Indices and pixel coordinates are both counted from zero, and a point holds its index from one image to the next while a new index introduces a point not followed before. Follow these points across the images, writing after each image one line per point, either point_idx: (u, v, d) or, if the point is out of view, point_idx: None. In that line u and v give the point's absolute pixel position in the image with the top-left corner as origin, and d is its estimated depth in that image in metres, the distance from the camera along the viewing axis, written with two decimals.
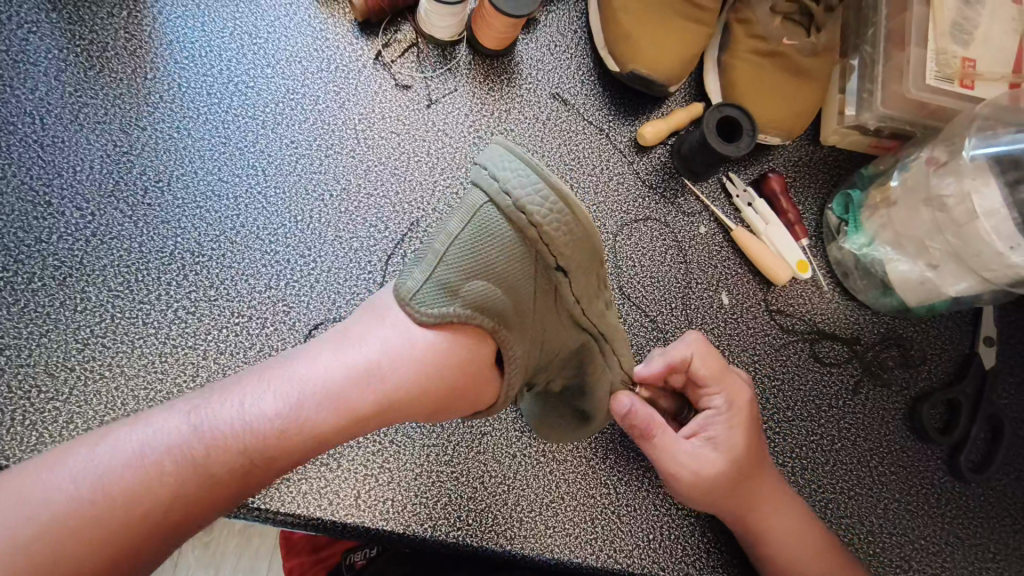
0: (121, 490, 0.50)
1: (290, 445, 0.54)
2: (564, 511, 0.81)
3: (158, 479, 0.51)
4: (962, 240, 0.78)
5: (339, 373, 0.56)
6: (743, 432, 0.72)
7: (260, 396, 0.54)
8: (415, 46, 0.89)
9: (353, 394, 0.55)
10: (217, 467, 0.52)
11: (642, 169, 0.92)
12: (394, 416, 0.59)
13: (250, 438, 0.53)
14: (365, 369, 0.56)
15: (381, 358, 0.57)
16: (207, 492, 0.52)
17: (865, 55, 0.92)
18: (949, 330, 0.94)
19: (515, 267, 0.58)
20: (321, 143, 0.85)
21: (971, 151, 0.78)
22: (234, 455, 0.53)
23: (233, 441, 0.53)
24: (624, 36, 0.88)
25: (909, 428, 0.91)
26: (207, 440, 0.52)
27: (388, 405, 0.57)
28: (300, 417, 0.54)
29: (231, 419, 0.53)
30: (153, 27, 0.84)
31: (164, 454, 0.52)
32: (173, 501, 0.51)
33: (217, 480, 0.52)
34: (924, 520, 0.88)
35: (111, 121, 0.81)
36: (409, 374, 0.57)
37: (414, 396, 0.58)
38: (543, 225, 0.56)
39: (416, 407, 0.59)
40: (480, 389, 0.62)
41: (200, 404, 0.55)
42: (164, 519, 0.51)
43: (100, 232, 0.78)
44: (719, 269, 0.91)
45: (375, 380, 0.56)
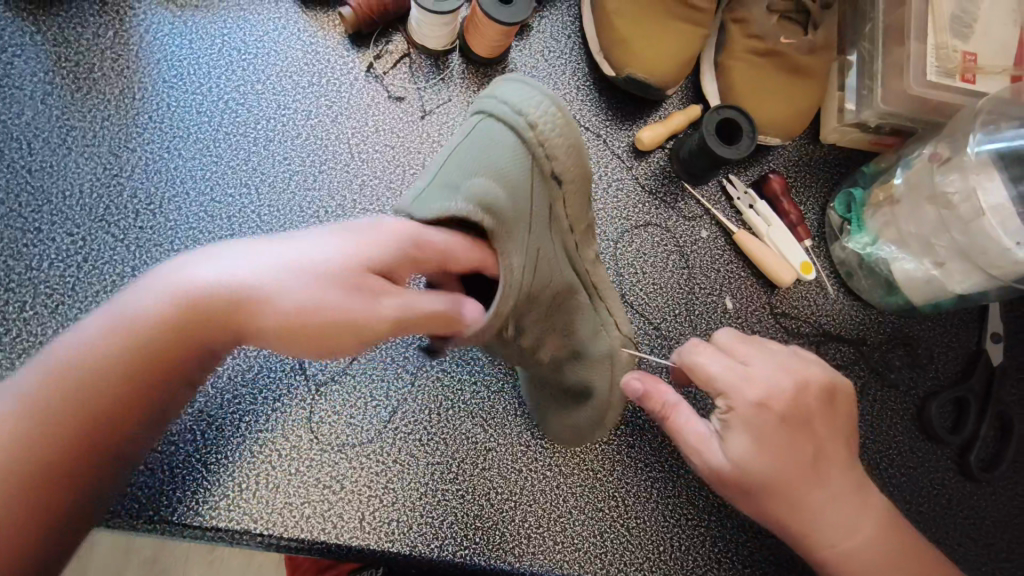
0: (40, 397, 0.50)
1: (200, 343, 0.52)
2: (573, 526, 0.80)
3: (81, 385, 0.50)
4: (968, 237, 0.76)
5: (269, 270, 0.52)
6: (780, 440, 0.62)
7: (178, 294, 0.52)
8: (407, 57, 0.88)
9: (274, 299, 0.52)
10: (131, 367, 0.51)
11: (641, 174, 0.91)
12: (324, 338, 0.54)
13: (166, 333, 0.51)
14: (294, 273, 0.53)
15: (309, 259, 0.53)
16: (124, 387, 0.52)
17: (863, 52, 0.91)
18: (956, 327, 0.93)
19: (520, 171, 0.62)
20: (314, 159, 0.83)
21: (976, 147, 0.78)
22: (146, 348, 0.51)
23: (147, 338, 0.51)
24: (619, 41, 0.86)
25: (918, 428, 0.89)
26: (121, 336, 0.51)
27: (319, 315, 0.53)
28: (213, 312, 0.52)
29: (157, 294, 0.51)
30: (140, 46, 0.83)
31: (96, 342, 0.51)
32: (91, 403, 0.51)
33: (133, 375, 0.52)
34: (937, 522, 0.87)
35: (100, 144, 0.79)
36: (341, 282, 0.53)
37: (345, 306, 0.53)
38: (542, 127, 0.63)
39: (340, 327, 0.54)
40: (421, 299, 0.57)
41: (118, 306, 0.52)
42: (89, 422, 0.51)
43: (91, 258, 0.76)
44: (722, 274, 0.90)
45: (299, 288, 0.52)
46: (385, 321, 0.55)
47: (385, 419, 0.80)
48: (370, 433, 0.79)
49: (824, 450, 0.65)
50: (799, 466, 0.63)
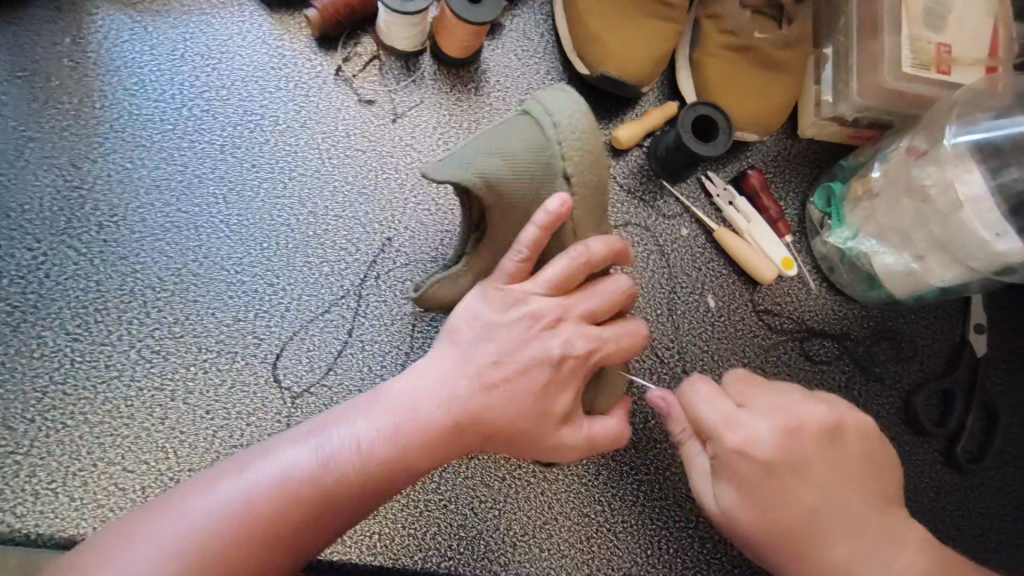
0: (284, 502, 0.51)
1: (396, 478, 0.55)
2: (559, 533, 0.78)
3: (354, 481, 0.53)
4: (946, 230, 0.76)
5: (516, 356, 0.58)
6: (763, 488, 0.61)
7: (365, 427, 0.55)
8: (376, 59, 0.86)
9: (493, 412, 0.57)
10: (355, 483, 0.53)
11: (618, 173, 0.90)
12: (524, 443, 0.60)
13: (378, 457, 0.54)
14: (552, 333, 0.60)
15: (561, 326, 0.60)
16: (368, 498, 0.54)
17: (838, 45, 0.90)
18: (939, 319, 0.92)
19: (536, 157, 0.63)
20: (284, 165, 0.81)
21: (953, 139, 0.77)
22: (383, 468, 0.54)
23: (359, 463, 0.54)
24: (591, 39, 0.85)
25: (905, 422, 0.89)
26: (336, 460, 0.53)
27: (543, 415, 0.59)
28: (405, 451, 0.55)
29: (329, 454, 0.54)
30: (99, 54, 0.80)
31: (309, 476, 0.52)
32: (334, 497, 0.53)
33: (382, 489, 0.55)
34: (925, 516, 0.86)
35: (60, 156, 0.77)
36: (583, 359, 0.61)
37: (583, 371, 0.61)
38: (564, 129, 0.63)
39: (516, 449, 0.60)
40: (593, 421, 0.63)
41: (313, 430, 0.55)
42: (326, 525, 0.53)
43: (53, 273, 0.74)
44: (704, 272, 0.89)
45: (477, 396, 0.57)
46: (563, 432, 0.60)
47: None
48: None
49: (833, 490, 0.62)
50: (808, 514, 0.61)
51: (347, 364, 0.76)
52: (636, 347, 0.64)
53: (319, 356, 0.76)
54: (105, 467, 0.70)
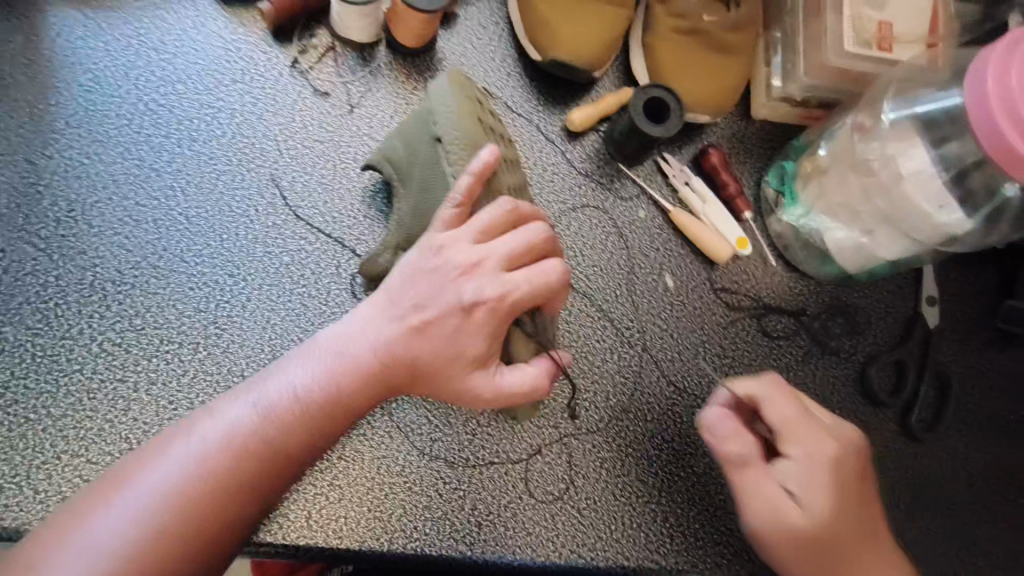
0: (226, 453, 0.57)
1: (336, 416, 0.61)
2: (523, 511, 0.80)
3: (292, 425, 0.60)
4: (890, 202, 0.78)
5: (437, 305, 0.61)
6: (828, 484, 0.69)
7: (302, 374, 0.61)
8: (332, 50, 0.87)
9: (410, 355, 0.61)
10: (292, 426, 0.60)
11: (575, 157, 0.91)
12: (454, 383, 0.62)
13: (315, 401, 0.60)
14: (466, 280, 0.62)
15: (477, 269, 0.63)
16: (317, 438, 0.61)
17: (787, 26, 0.92)
18: (892, 293, 0.95)
19: (428, 146, 0.70)
20: (242, 158, 0.82)
21: (888, 115, 0.80)
22: (321, 407, 0.61)
23: (294, 408, 0.60)
24: (543, 25, 0.86)
25: (860, 393, 0.91)
26: (274, 409, 0.60)
27: (460, 356, 0.62)
28: (338, 391, 0.61)
29: (274, 402, 0.60)
30: (52, 51, 0.80)
31: (261, 429, 0.59)
32: (278, 447, 0.59)
33: (325, 424, 0.61)
34: (881, 483, 0.89)
35: (16, 153, 0.77)
36: (497, 303, 0.62)
37: (505, 316, 0.63)
38: (441, 134, 0.68)
39: (448, 392, 0.63)
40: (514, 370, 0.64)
41: (254, 388, 0.61)
42: (267, 470, 0.58)
43: (12, 269, 0.74)
44: (662, 253, 0.91)
45: (399, 340, 0.61)
46: (474, 374, 0.62)
47: None
48: None
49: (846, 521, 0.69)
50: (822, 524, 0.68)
51: None
52: (550, 281, 0.64)
53: (281, 344, 0.77)
54: (68, 459, 0.71)
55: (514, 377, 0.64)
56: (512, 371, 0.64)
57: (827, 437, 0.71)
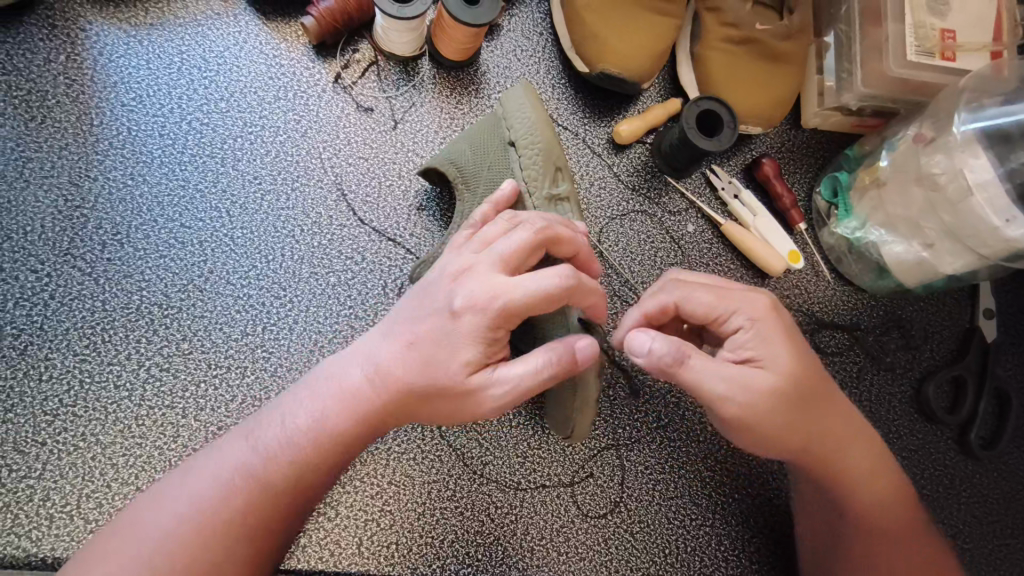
0: (212, 497, 0.55)
1: (327, 450, 0.58)
2: (576, 535, 0.78)
3: (281, 464, 0.57)
4: (956, 217, 0.75)
5: (422, 322, 0.57)
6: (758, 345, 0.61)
7: (294, 410, 0.59)
8: (375, 65, 0.85)
9: (398, 376, 0.57)
10: (280, 464, 0.57)
11: (622, 170, 0.89)
12: (447, 402, 0.58)
13: (305, 437, 0.58)
14: (452, 288, 0.57)
15: (464, 276, 0.57)
16: (308, 475, 0.58)
17: (840, 33, 0.89)
18: (947, 306, 0.92)
19: (499, 150, 0.71)
20: (286, 176, 0.80)
21: (961, 126, 0.76)
22: (320, 442, 0.58)
23: (283, 444, 0.58)
24: (591, 36, 0.84)
25: (916, 411, 0.89)
26: (263, 447, 0.57)
27: (447, 367, 0.56)
28: (328, 424, 0.58)
29: (272, 438, 0.58)
30: (94, 70, 0.79)
31: (258, 463, 0.57)
32: (276, 481, 0.57)
33: (317, 462, 0.58)
34: (939, 503, 0.86)
35: (60, 175, 0.76)
36: (488, 308, 0.55)
37: (502, 319, 0.55)
38: (515, 137, 0.69)
39: (441, 411, 0.58)
40: (518, 359, 0.57)
41: (253, 426, 0.59)
42: (253, 513, 0.55)
43: (59, 294, 0.73)
44: (711, 268, 0.89)
45: (386, 362, 0.58)
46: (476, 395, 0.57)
47: (377, 440, 0.77)
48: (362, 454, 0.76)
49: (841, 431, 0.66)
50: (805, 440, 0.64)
51: None
52: (558, 285, 0.56)
53: None
54: (119, 488, 0.70)
55: (522, 367, 0.57)
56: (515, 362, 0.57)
57: (781, 314, 0.63)
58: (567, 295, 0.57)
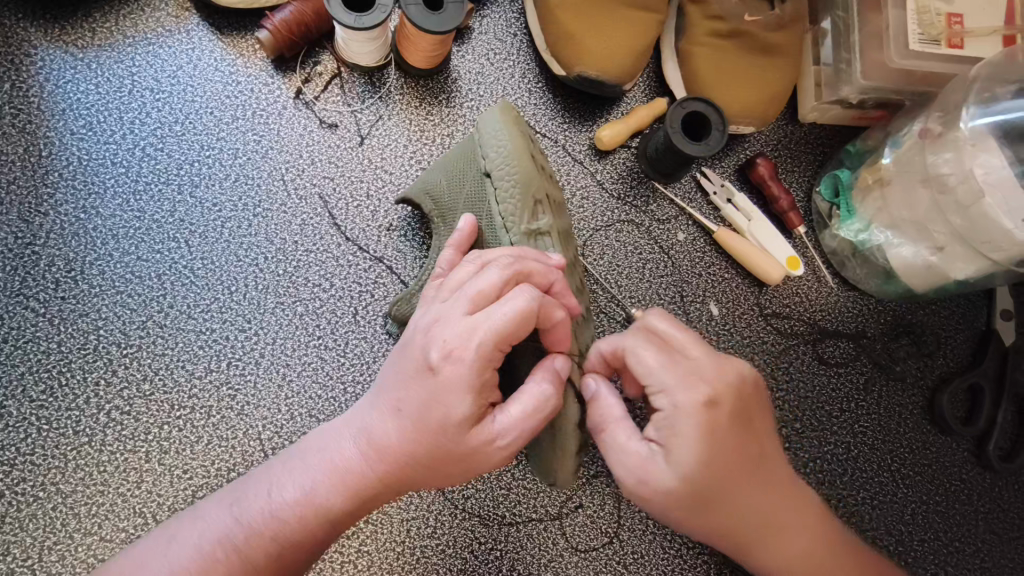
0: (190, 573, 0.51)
1: (315, 526, 0.54)
2: (566, 569, 0.74)
3: (266, 539, 0.53)
4: (966, 220, 0.69)
5: (405, 382, 0.52)
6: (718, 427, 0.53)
7: (282, 480, 0.55)
8: (338, 77, 0.80)
9: (393, 447, 0.53)
10: (262, 538, 0.53)
11: (606, 178, 0.84)
12: (440, 464, 0.53)
13: (291, 510, 0.53)
14: (427, 341, 0.51)
15: (437, 326, 0.52)
16: (293, 550, 0.54)
17: (838, 20, 0.82)
18: (961, 309, 0.86)
19: (475, 180, 0.66)
20: (247, 201, 0.76)
21: (970, 122, 0.69)
22: (308, 515, 0.54)
23: (267, 518, 0.53)
24: (566, 38, 0.78)
25: (930, 422, 0.83)
26: (245, 520, 0.53)
27: (437, 426, 0.51)
28: (318, 498, 0.54)
29: (257, 510, 0.54)
30: (41, 97, 0.75)
31: (241, 536, 0.53)
32: (259, 556, 0.52)
33: (307, 534, 0.54)
34: (955, 521, 0.81)
35: (9, 211, 0.72)
36: (467, 352, 0.50)
37: (487, 360, 0.50)
38: (491, 168, 0.64)
39: (434, 472, 0.53)
40: (511, 401, 0.52)
41: (234, 495, 0.55)
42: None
43: (12, 337, 0.70)
44: (704, 278, 0.83)
45: (380, 430, 0.53)
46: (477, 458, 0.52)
47: None
48: None
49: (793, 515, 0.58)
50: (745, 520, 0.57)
51: (328, 411, 0.72)
52: (532, 308, 0.50)
53: (299, 403, 0.72)
54: (82, 538, 0.67)
55: (517, 407, 0.52)
56: (510, 402, 0.52)
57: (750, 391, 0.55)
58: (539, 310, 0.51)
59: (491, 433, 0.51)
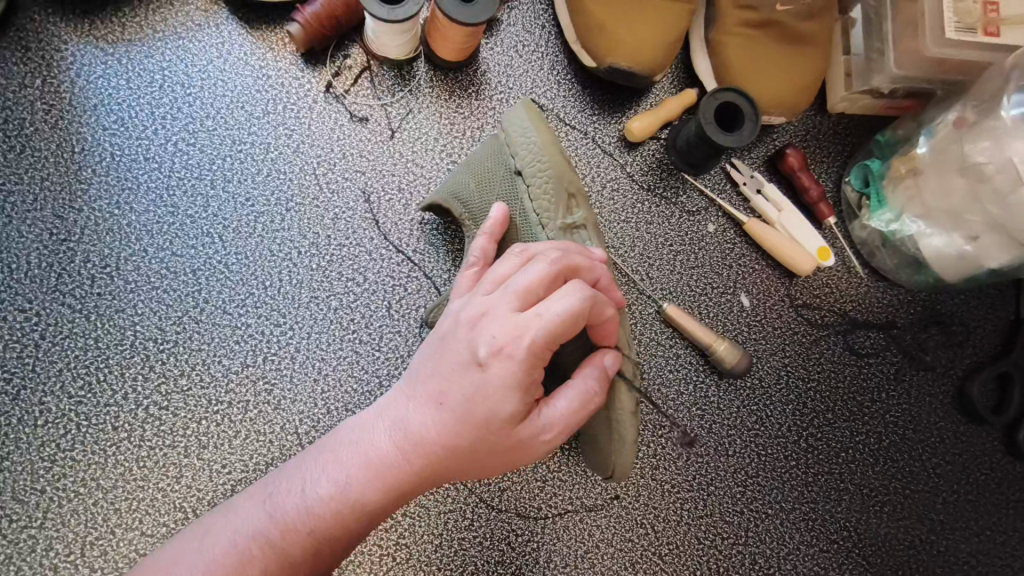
0: (225, 568, 0.49)
1: (350, 521, 0.52)
2: (602, 560, 0.75)
3: (302, 535, 0.51)
4: (1005, 209, 0.69)
5: (448, 376, 0.52)
6: None
7: (315, 474, 0.53)
8: (367, 70, 0.80)
9: (433, 439, 0.52)
10: (300, 535, 0.51)
11: (636, 170, 0.83)
12: (482, 458, 0.53)
13: (325, 505, 0.52)
14: (474, 336, 0.51)
15: (484, 321, 0.52)
16: (329, 546, 0.52)
17: (869, 9, 0.82)
18: (990, 297, 0.86)
19: (506, 180, 0.66)
20: (279, 196, 0.76)
21: (1009, 110, 0.69)
22: (342, 511, 0.52)
23: (302, 513, 0.52)
24: (597, 29, 0.78)
25: (960, 412, 0.83)
26: (282, 517, 0.52)
27: (484, 419, 0.51)
28: (353, 494, 0.52)
29: (292, 506, 0.52)
30: (73, 93, 0.75)
31: (276, 532, 0.51)
32: (295, 553, 0.51)
33: (341, 531, 0.52)
34: (987, 509, 0.81)
35: (43, 208, 0.72)
36: (517, 350, 0.50)
37: (534, 358, 0.50)
38: (523, 166, 0.65)
39: (474, 467, 0.53)
40: (556, 397, 0.53)
41: (268, 491, 0.54)
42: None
43: (50, 333, 0.70)
44: (735, 270, 0.83)
45: (418, 421, 0.52)
46: (519, 453, 0.53)
47: None
48: None
49: None
50: None
51: (364, 404, 0.72)
52: (581, 306, 0.51)
53: (335, 396, 0.72)
54: (123, 533, 0.67)
55: (563, 402, 0.53)
56: (556, 398, 0.53)
57: None
58: (588, 309, 0.52)
59: (539, 428, 0.52)
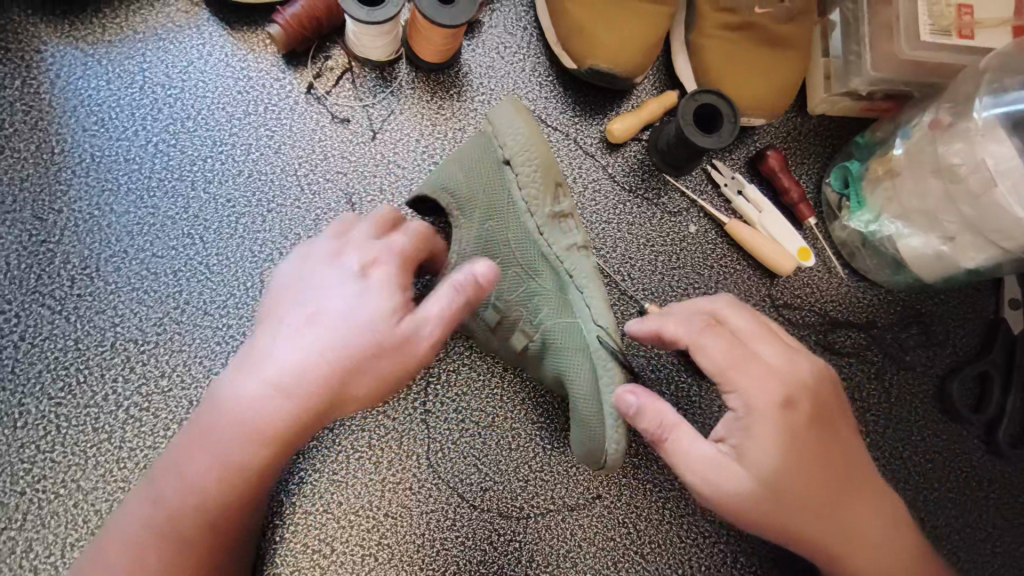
0: (136, 549, 0.56)
1: (241, 471, 0.57)
2: (584, 560, 0.75)
3: (198, 499, 0.57)
4: (978, 210, 0.69)
5: (299, 314, 0.56)
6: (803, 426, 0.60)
7: (190, 448, 0.57)
8: (349, 71, 0.80)
9: (299, 373, 0.55)
10: (195, 499, 0.57)
11: (618, 171, 0.84)
12: (354, 380, 0.56)
13: (208, 468, 0.56)
14: (326, 273, 0.58)
15: (332, 261, 0.59)
16: (229, 497, 0.57)
17: (847, 11, 0.83)
18: (969, 297, 0.87)
19: (493, 171, 0.66)
20: (261, 197, 0.76)
21: (982, 112, 0.70)
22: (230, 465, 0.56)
23: (189, 483, 0.57)
24: (577, 31, 0.79)
25: (940, 410, 0.84)
26: (169, 494, 0.57)
27: (341, 342, 0.55)
28: (232, 448, 0.56)
29: (179, 481, 0.57)
30: (53, 95, 0.75)
31: (174, 503, 0.57)
32: (197, 511, 0.57)
33: (234, 482, 0.57)
34: (967, 507, 0.82)
35: (23, 209, 0.72)
36: (371, 277, 0.57)
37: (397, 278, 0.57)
38: (512, 155, 0.65)
39: (353, 390, 0.56)
40: (420, 303, 0.57)
41: (159, 474, 0.58)
42: (182, 544, 0.56)
43: (29, 334, 0.70)
44: (716, 270, 0.84)
45: (273, 364, 0.55)
46: (390, 367, 0.56)
47: (371, 472, 0.74)
48: (357, 488, 0.73)
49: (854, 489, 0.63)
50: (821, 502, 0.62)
51: None
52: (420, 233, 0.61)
53: None
54: None
55: (433, 304, 0.57)
56: (419, 306, 0.57)
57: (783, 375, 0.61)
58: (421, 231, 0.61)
59: (404, 335, 0.56)
